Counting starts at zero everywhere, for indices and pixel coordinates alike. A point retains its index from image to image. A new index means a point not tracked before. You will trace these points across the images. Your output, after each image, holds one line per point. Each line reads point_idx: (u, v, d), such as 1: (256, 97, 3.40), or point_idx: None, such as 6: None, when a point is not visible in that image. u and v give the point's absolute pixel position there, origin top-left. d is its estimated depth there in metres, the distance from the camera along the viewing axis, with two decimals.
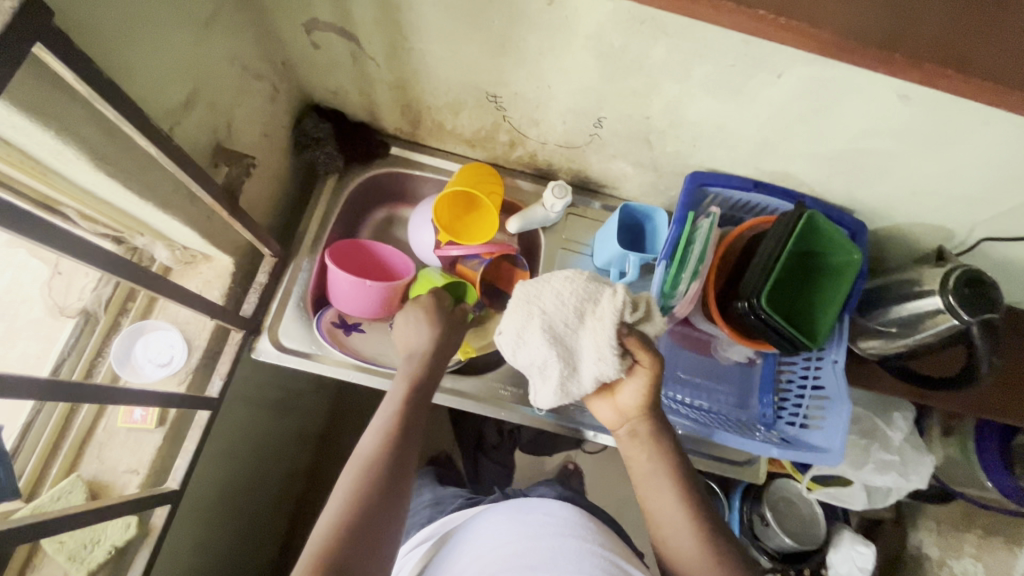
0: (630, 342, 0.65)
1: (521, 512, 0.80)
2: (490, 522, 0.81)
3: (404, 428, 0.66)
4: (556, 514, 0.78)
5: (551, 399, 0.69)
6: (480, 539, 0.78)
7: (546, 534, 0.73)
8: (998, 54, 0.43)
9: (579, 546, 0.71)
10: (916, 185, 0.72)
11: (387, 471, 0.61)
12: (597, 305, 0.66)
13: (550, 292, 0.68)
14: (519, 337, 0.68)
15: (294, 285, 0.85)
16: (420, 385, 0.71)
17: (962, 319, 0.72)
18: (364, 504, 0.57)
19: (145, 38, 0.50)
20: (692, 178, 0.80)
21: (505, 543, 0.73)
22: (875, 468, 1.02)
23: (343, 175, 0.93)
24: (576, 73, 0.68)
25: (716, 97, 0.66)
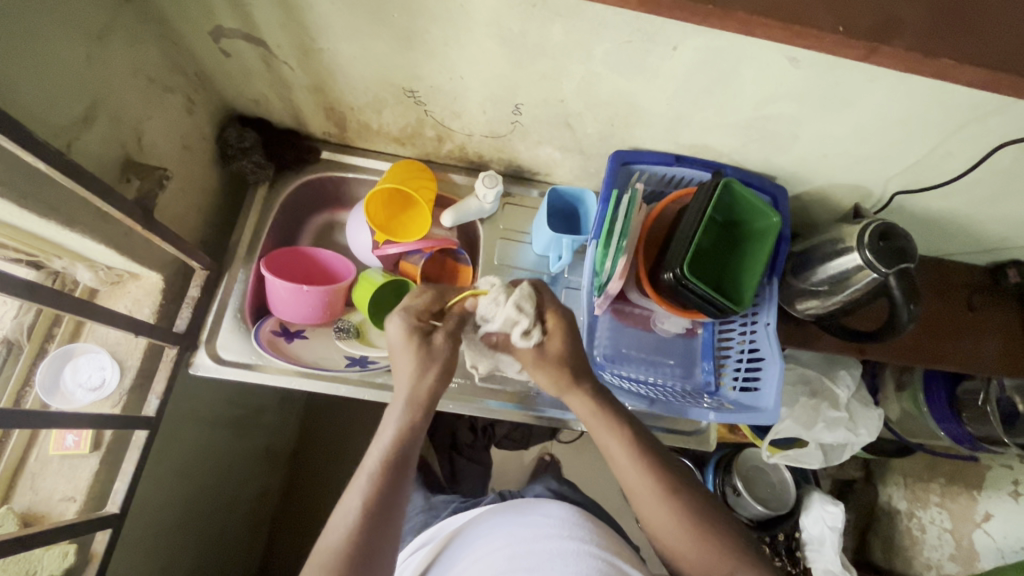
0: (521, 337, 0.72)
1: (518, 517, 0.80)
2: (486, 527, 0.82)
3: (394, 488, 0.60)
4: (552, 514, 0.79)
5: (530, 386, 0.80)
6: (478, 543, 0.79)
7: (541, 537, 0.74)
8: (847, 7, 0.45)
9: (573, 548, 0.72)
10: (822, 146, 0.75)
11: (372, 540, 0.57)
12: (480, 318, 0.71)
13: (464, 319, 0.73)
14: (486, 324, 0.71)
15: (230, 295, 0.84)
16: (412, 433, 0.64)
17: (879, 272, 0.76)
18: (370, 523, 0.58)
19: (24, 52, 0.51)
20: (615, 157, 0.81)
21: (496, 550, 0.74)
22: (825, 425, 1.04)
23: (274, 184, 0.92)
24: (484, 62, 0.69)
25: (620, 76, 0.68)
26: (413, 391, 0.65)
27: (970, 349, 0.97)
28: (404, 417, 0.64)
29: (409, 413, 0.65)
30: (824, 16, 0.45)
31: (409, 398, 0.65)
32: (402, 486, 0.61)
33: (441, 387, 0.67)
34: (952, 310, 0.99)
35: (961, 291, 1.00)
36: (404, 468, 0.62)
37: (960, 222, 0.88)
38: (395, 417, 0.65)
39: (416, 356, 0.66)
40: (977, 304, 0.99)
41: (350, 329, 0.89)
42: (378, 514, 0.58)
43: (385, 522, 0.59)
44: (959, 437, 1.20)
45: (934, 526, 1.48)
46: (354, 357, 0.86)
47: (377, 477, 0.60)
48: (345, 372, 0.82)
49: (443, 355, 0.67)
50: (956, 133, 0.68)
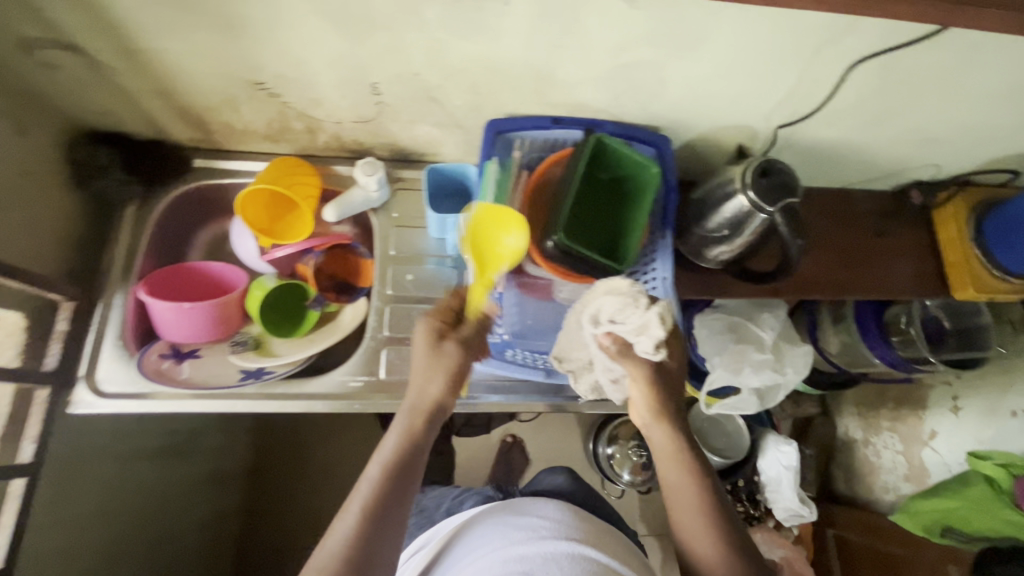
0: (608, 343, 0.71)
1: (515, 518, 0.77)
2: (480, 529, 0.78)
3: (395, 491, 0.60)
4: (547, 517, 0.77)
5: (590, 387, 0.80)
6: (471, 545, 0.76)
7: (536, 539, 0.71)
8: None
9: (568, 550, 0.69)
10: (692, 89, 0.73)
11: (373, 539, 0.57)
12: (618, 313, 0.68)
13: (592, 303, 0.70)
14: (613, 315, 0.68)
15: (107, 324, 0.79)
16: (419, 440, 0.65)
17: (766, 212, 0.74)
18: (372, 523, 0.57)
19: None
20: (489, 127, 0.78)
21: (490, 551, 0.71)
22: (753, 369, 1.04)
23: (146, 201, 0.87)
24: (319, 42, 0.64)
25: (464, 39, 0.64)
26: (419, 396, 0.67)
27: (882, 275, 0.97)
28: (408, 423, 0.65)
29: (415, 419, 0.65)
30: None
31: (413, 402, 0.67)
32: (407, 489, 0.61)
33: (447, 396, 0.68)
34: (862, 239, 0.98)
35: (870, 219, 1.00)
36: (408, 473, 0.62)
37: (850, 149, 0.87)
38: (403, 423, 0.65)
39: (421, 363, 0.68)
40: (885, 229, 0.99)
41: (248, 341, 0.86)
42: (380, 517, 0.58)
43: (387, 522, 0.58)
44: (893, 362, 1.20)
45: (888, 450, 1.51)
46: (250, 370, 0.82)
47: (383, 479, 0.60)
48: (239, 388, 0.79)
49: (449, 361, 0.68)
50: (817, 57, 0.66)
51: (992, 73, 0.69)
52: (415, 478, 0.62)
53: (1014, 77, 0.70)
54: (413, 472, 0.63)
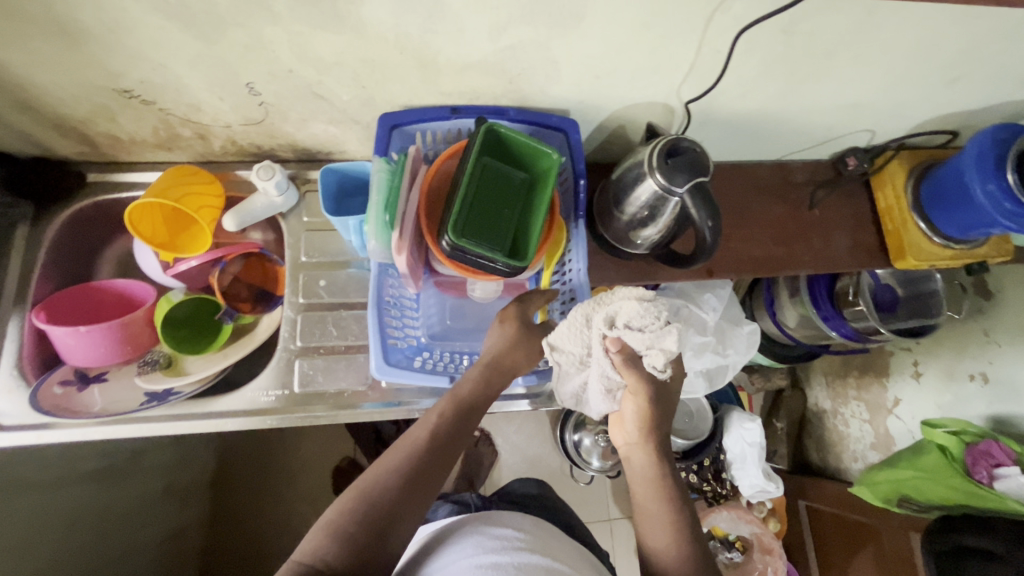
0: (615, 354, 0.69)
1: (491, 521, 0.74)
2: (451, 530, 0.75)
3: (454, 431, 0.65)
4: (520, 528, 0.74)
5: (573, 390, 0.76)
6: (443, 544, 0.72)
7: (510, 545, 0.68)
8: None
9: (539, 562, 0.67)
10: (588, 67, 0.69)
11: (426, 465, 0.61)
12: (639, 321, 0.68)
13: (615, 307, 0.69)
14: (635, 322, 0.68)
15: (2, 354, 0.76)
16: (486, 392, 0.70)
17: (677, 194, 0.71)
18: (428, 451, 0.62)
19: None
20: (382, 122, 0.74)
21: (464, 553, 0.67)
22: (695, 352, 1.00)
23: (38, 220, 0.83)
24: (172, 43, 0.60)
25: (326, 31, 0.59)
26: (496, 354, 0.72)
27: (819, 248, 0.94)
28: (478, 374, 0.70)
29: (484, 371, 0.70)
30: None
31: (491, 354, 0.72)
32: (466, 429, 0.66)
33: (522, 360, 0.73)
34: (797, 212, 0.95)
35: (805, 190, 0.96)
36: (469, 419, 0.67)
37: (773, 119, 0.83)
38: (475, 373, 0.71)
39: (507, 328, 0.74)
40: (820, 199, 0.96)
41: (159, 360, 0.83)
42: (438, 447, 0.63)
43: (440, 455, 0.62)
44: (847, 334, 1.18)
45: (856, 419, 1.49)
46: (156, 392, 0.79)
47: (447, 417, 0.66)
48: (143, 410, 0.77)
49: (533, 336, 0.75)
50: (711, 26, 0.62)
51: (904, 30, 0.65)
52: (474, 424, 0.67)
53: (927, 34, 0.66)
54: (476, 416, 0.68)
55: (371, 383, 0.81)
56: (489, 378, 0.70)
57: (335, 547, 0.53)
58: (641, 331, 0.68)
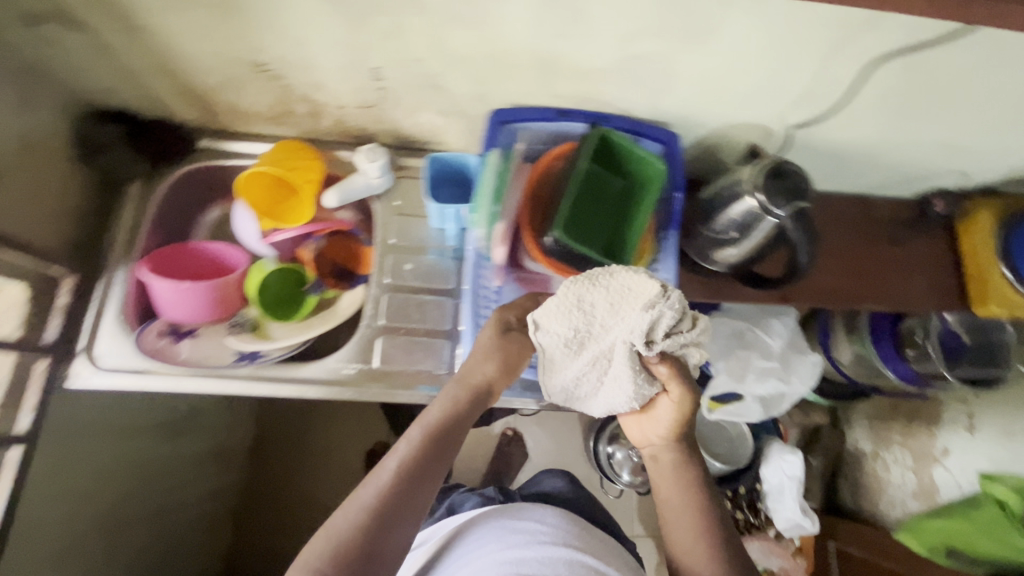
0: (656, 363, 0.63)
1: (512, 517, 0.78)
2: (475, 527, 0.78)
3: (430, 460, 0.63)
4: (544, 521, 0.77)
5: (563, 385, 0.70)
6: (470, 544, 0.75)
7: (534, 543, 0.72)
8: None
9: (565, 556, 0.71)
10: (702, 84, 0.70)
11: (399, 506, 0.59)
12: (676, 330, 0.60)
13: (649, 320, 0.59)
14: (671, 333, 0.60)
15: (108, 301, 0.80)
16: (460, 413, 0.68)
17: (775, 215, 0.72)
18: (402, 485, 0.60)
19: None
20: (495, 117, 0.76)
21: (490, 553, 0.71)
22: (757, 376, 1.01)
23: (151, 179, 0.88)
24: (319, 24, 0.63)
25: (465, 25, 0.62)
26: (471, 375, 0.69)
27: (896, 286, 0.93)
28: (454, 398, 0.68)
29: (462, 395, 0.68)
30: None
31: (464, 375, 0.69)
32: (442, 458, 0.64)
33: (500, 378, 0.70)
34: (878, 247, 0.95)
35: (887, 227, 0.96)
36: (444, 447, 0.65)
37: (870, 153, 0.83)
38: (449, 396, 0.68)
39: (484, 344, 0.70)
40: (902, 238, 0.95)
41: (245, 323, 0.86)
42: (411, 481, 0.61)
43: (414, 489, 0.61)
44: (907, 376, 1.17)
45: (898, 465, 1.46)
46: (245, 351, 0.83)
47: (417, 446, 0.64)
48: (234, 368, 0.80)
49: (513, 350, 0.70)
50: (835, 55, 0.63)
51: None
52: (450, 454, 0.65)
53: None
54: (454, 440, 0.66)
55: (446, 368, 0.83)
56: (465, 401, 0.68)
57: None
58: (679, 339, 0.61)
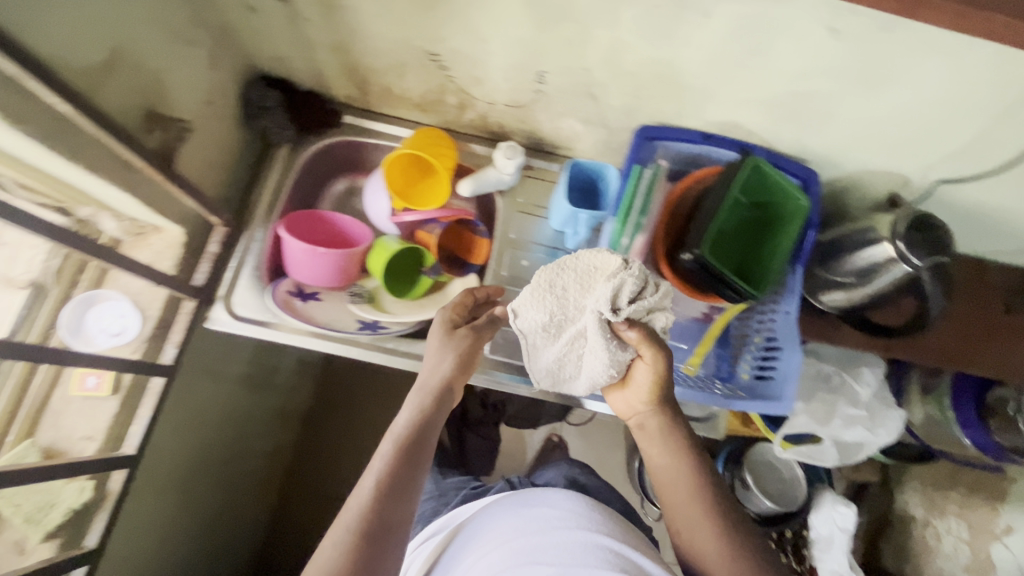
0: (627, 335, 0.65)
1: (526, 506, 0.72)
2: (492, 521, 0.74)
3: (410, 466, 0.61)
4: (560, 506, 0.71)
5: (546, 363, 0.75)
6: (487, 536, 0.72)
7: (548, 529, 0.66)
8: None
9: (581, 539, 0.63)
10: (861, 127, 0.71)
11: (384, 520, 0.56)
12: (633, 296, 0.63)
13: (605, 289, 0.63)
14: (625, 300, 0.63)
15: (248, 255, 0.85)
16: (429, 419, 0.67)
17: (912, 265, 0.72)
18: (382, 496, 0.57)
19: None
20: (641, 132, 0.79)
21: (505, 542, 0.66)
22: (843, 423, 1.01)
23: (296, 146, 0.92)
24: (509, 24, 0.66)
25: (649, 42, 0.65)
26: (433, 379, 0.71)
27: (1003, 353, 0.88)
28: (421, 406, 0.68)
29: (427, 401, 0.68)
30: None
31: (424, 382, 0.70)
32: (422, 465, 0.63)
33: (457, 378, 0.72)
34: (989, 313, 0.91)
35: (1001, 294, 0.93)
36: (419, 452, 0.63)
37: (1006, 217, 0.83)
38: (414, 404, 0.68)
39: (438, 348, 0.73)
40: (1016, 306, 0.92)
41: (363, 294, 0.91)
42: (392, 491, 0.58)
43: (395, 502, 0.58)
44: (985, 446, 1.14)
45: (950, 536, 1.37)
46: (366, 321, 0.87)
47: (392, 461, 0.61)
48: (356, 335, 0.84)
49: (462, 347, 0.74)
50: (1010, 118, 0.64)
51: None
52: (425, 460, 0.63)
53: None
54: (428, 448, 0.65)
55: None
56: (430, 405, 0.68)
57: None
58: (639, 304, 0.63)
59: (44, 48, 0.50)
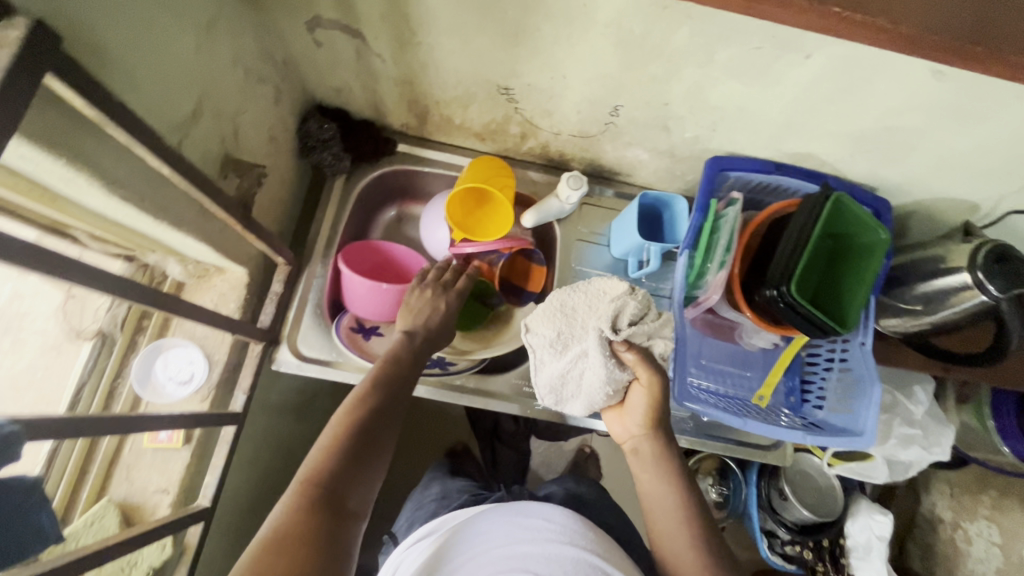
0: (626, 355, 0.67)
1: (517, 514, 0.66)
2: (470, 529, 0.67)
3: (396, 382, 0.64)
4: (551, 518, 0.65)
5: (550, 380, 0.74)
6: (465, 544, 0.64)
7: (537, 541, 0.60)
8: (934, 7, 0.44)
9: (573, 556, 0.59)
10: (942, 159, 0.71)
11: (375, 419, 0.59)
12: (632, 318, 0.66)
13: (608, 307, 0.67)
14: (625, 321, 0.66)
15: (309, 292, 0.83)
16: (417, 346, 0.70)
17: (989, 296, 0.71)
18: (371, 401, 0.61)
19: (165, 56, 0.52)
20: (712, 164, 0.77)
21: (490, 552, 0.60)
22: (899, 442, 1.01)
23: (351, 175, 0.90)
24: (593, 62, 0.65)
25: (739, 80, 0.64)
26: (421, 313, 0.74)
27: None
28: (409, 333, 0.71)
29: (413, 336, 0.71)
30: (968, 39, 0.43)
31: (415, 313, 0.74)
32: (410, 380, 0.66)
33: (449, 314, 0.76)
34: None
35: None
36: (407, 370, 0.67)
37: None
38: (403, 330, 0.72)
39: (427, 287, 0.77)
40: None
41: None
42: (380, 396, 0.62)
43: (385, 406, 0.61)
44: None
45: (981, 541, 1.16)
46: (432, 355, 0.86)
47: (384, 373, 0.64)
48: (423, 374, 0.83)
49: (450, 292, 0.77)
50: None
51: None
52: (411, 376, 0.67)
53: None
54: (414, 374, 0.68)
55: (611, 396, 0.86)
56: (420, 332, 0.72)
57: (311, 518, 0.48)
58: (637, 326, 0.66)
59: (139, 109, 0.50)
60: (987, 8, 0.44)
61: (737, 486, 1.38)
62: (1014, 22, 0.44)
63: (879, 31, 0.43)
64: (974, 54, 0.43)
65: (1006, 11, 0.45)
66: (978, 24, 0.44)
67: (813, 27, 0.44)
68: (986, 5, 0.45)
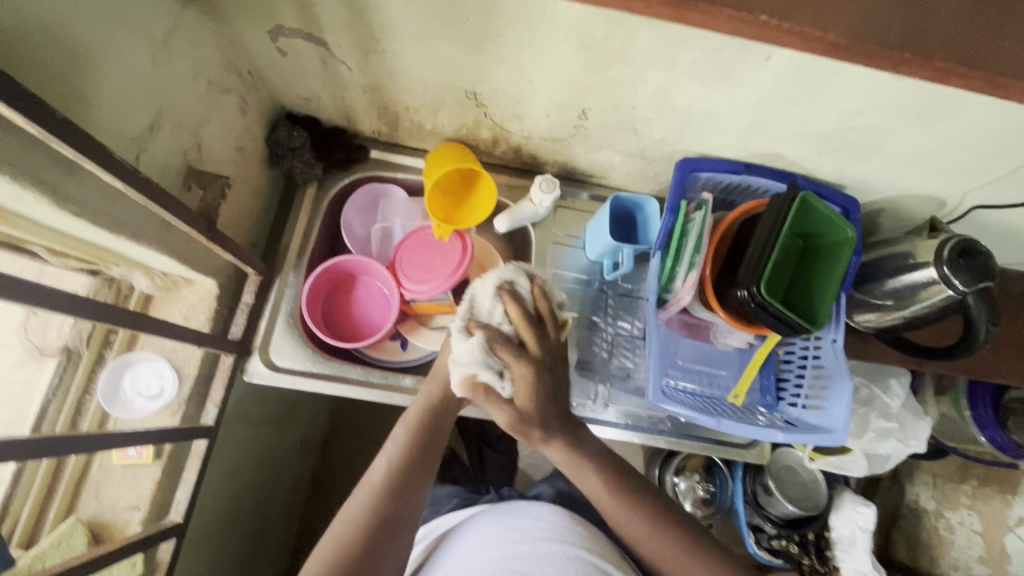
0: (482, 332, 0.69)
1: (506, 513, 0.66)
2: (466, 531, 0.68)
3: (420, 461, 0.66)
4: (542, 516, 0.66)
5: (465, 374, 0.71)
6: (463, 545, 0.65)
7: (526, 540, 0.61)
8: (876, 11, 0.44)
9: (562, 552, 0.60)
10: (905, 158, 0.72)
11: (397, 509, 0.62)
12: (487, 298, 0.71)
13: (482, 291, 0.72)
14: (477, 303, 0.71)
15: (282, 301, 0.82)
16: (439, 415, 0.70)
17: (956, 290, 0.72)
18: (397, 487, 0.63)
19: (117, 71, 0.51)
20: (682, 166, 0.78)
21: (483, 553, 0.61)
22: (875, 436, 1.03)
23: (323, 183, 0.89)
24: (558, 67, 0.65)
25: (703, 83, 0.64)
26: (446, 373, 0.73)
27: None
28: (429, 396, 0.71)
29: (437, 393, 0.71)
30: (908, 43, 0.44)
31: (438, 372, 0.73)
32: (429, 457, 0.67)
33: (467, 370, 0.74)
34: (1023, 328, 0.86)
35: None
36: (430, 445, 0.68)
37: None
38: (426, 394, 0.71)
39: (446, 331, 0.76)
40: None
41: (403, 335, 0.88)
42: (403, 480, 0.64)
43: (406, 491, 0.64)
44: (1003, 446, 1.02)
45: (961, 529, 1.17)
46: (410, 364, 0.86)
47: (405, 450, 0.66)
48: (400, 382, 0.83)
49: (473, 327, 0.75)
50: None
51: None
52: (433, 452, 0.68)
53: None
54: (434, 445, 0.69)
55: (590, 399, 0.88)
56: (440, 396, 0.71)
57: None
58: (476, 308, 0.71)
59: (91, 126, 0.49)
60: (929, 12, 0.45)
61: (722, 482, 1.38)
62: (953, 23, 0.45)
63: (820, 36, 0.44)
64: (915, 59, 0.44)
65: (945, 15, 0.45)
66: (923, 27, 0.45)
67: (743, 29, 0.44)
68: (928, 9, 0.45)
